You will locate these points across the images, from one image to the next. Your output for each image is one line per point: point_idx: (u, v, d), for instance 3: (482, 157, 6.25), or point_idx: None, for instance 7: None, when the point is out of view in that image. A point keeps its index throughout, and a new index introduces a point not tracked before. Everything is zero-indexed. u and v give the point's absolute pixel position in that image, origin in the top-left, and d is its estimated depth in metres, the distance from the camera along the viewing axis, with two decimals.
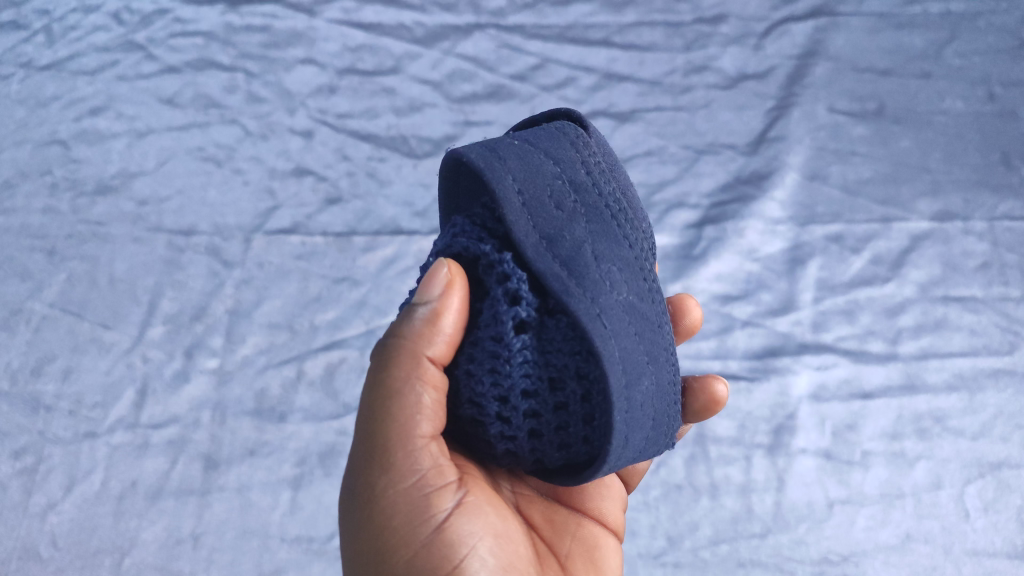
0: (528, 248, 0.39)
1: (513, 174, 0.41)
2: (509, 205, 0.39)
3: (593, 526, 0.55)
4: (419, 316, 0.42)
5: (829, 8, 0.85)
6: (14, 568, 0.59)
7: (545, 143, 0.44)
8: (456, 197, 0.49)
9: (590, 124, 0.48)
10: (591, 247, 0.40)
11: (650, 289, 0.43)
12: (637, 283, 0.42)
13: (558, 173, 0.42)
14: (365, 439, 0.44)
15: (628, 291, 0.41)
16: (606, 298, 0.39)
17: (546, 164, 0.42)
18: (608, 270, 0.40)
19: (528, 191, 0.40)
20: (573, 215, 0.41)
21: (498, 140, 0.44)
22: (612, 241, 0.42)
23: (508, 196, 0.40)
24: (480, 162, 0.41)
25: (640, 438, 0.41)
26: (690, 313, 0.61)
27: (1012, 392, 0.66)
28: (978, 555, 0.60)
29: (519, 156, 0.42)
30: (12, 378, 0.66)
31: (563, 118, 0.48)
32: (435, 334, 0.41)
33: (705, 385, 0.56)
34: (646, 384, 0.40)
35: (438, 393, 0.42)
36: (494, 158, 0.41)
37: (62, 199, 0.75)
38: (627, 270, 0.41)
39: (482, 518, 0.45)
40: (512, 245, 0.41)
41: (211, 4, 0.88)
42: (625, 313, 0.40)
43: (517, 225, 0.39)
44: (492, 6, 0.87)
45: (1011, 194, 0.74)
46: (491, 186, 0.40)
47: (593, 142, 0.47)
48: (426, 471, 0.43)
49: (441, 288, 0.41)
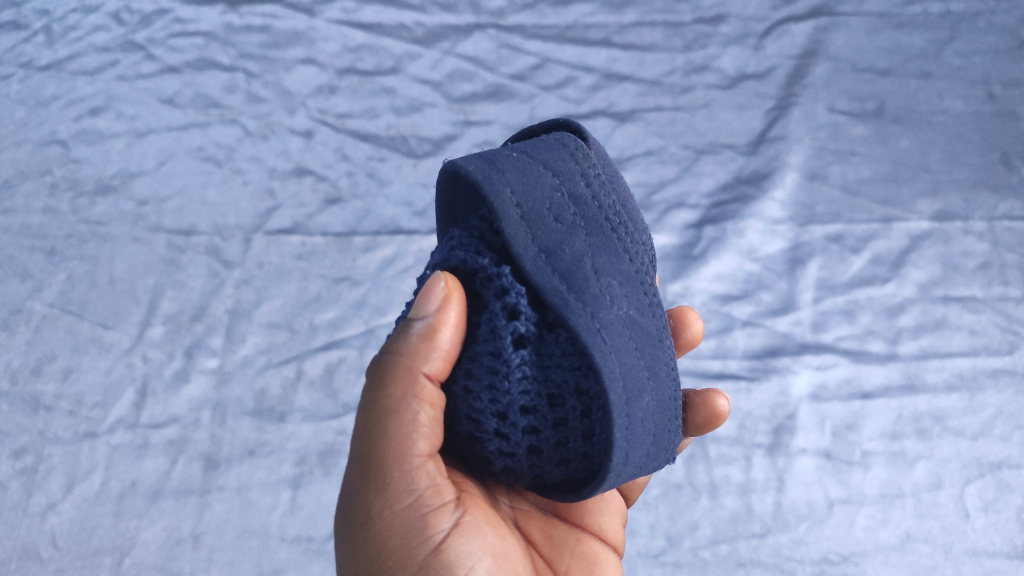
0: (528, 261, 0.39)
1: (512, 187, 0.40)
2: (507, 218, 0.39)
3: (593, 541, 0.55)
4: (415, 332, 0.41)
5: (829, 8, 0.86)
6: (13, 568, 0.58)
7: (544, 154, 0.43)
8: (453, 208, 0.49)
9: (589, 134, 0.48)
10: (591, 260, 0.40)
11: (651, 304, 0.43)
12: (637, 297, 0.42)
13: (557, 185, 0.42)
14: (360, 459, 0.44)
15: (628, 306, 0.41)
16: (606, 313, 0.39)
17: (545, 175, 0.42)
18: (608, 285, 0.40)
19: (527, 204, 0.40)
20: (572, 228, 0.41)
21: (496, 150, 0.43)
22: (611, 254, 0.42)
23: (507, 209, 0.40)
24: (478, 174, 0.40)
25: (641, 453, 0.41)
26: (691, 325, 0.61)
27: (1012, 392, 0.66)
28: (978, 555, 0.60)
29: (518, 168, 0.41)
30: (12, 378, 0.66)
31: (562, 129, 0.48)
32: (431, 350, 0.41)
33: (707, 400, 0.56)
34: (646, 400, 0.40)
35: (435, 410, 0.42)
36: (493, 170, 0.41)
37: (62, 199, 0.75)
38: (627, 284, 0.41)
39: (480, 537, 0.45)
40: (510, 259, 0.41)
41: (211, 4, 0.88)
42: (624, 328, 0.40)
43: (516, 239, 0.39)
44: (492, 6, 0.87)
45: (1011, 194, 0.74)
46: (489, 199, 0.40)
47: (593, 152, 0.46)
48: (423, 490, 0.43)
49: (438, 302, 0.41)
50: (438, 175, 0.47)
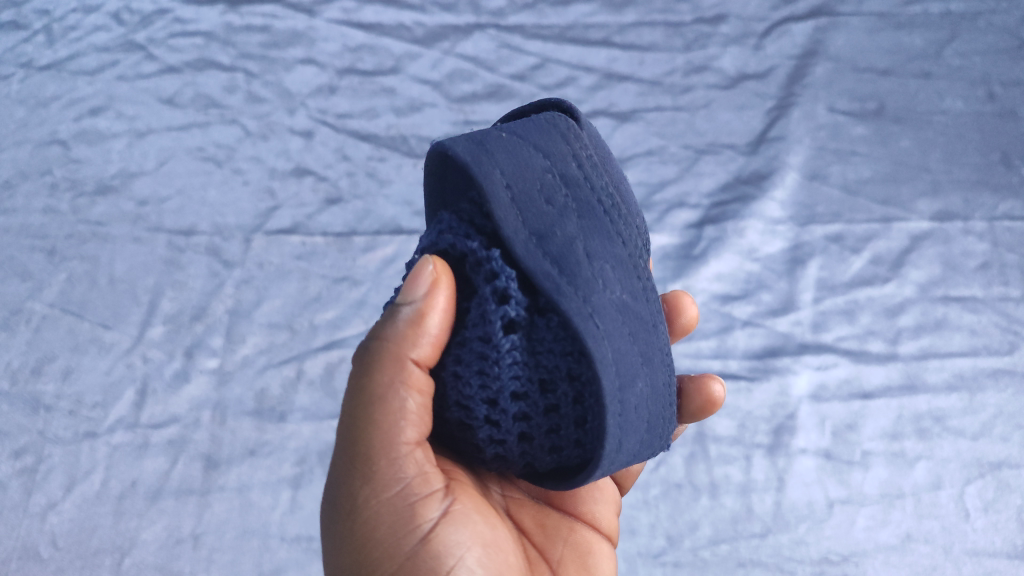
0: (518, 244, 0.39)
1: (501, 168, 0.40)
2: (497, 200, 0.39)
3: (587, 530, 0.55)
4: (403, 317, 0.42)
5: (829, 8, 0.86)
6: (14, 568, 0.59)
7: (534, 135, 0.43)
8: (443, 192, 0.49)
9: (582, 116, 0.48)
10: (582, 244, 0.40)
11: (644, 288, 0.43)
12: (630, 282, 0.42)
13: (548, 167, 0.42)
14: (347, 447, 0.44)
15: (620, 290, 0.41)
16: (599, 297, 0.39)
17: (535, 156, 0.42)
18: (600, 268, 0.40)
19: (517, 185, 0.40)
20: (564, 211, 0.41)
21: (485, 131, 0.43)
22: (604, 238, 0.41)
23: (496, 191, 0.40)
24: (466, 155, 0.40)
25: (634, 441, 0.41)
26: (686, 311, 0.61)
27: (1013, 392, 0.66)
28: (978, 555, 0.60)
29: (507, 149, 0.41)
30: (12, 378, 0.66)
31: (553, 110, 0.48)
32: (419, 336, 0.41)
33: (702, 386, 0.56)
34: (639, 386, 0.41)
35: (423, 396, 0.42)
36: (482, 151, 0.41)
37: (62, 199, 0.75)
38: (620, 268, 0.41)
39: (470, 527, 0.45)
40: (500, 242, 0.41)
41: (211, 4, 0.88)
42: (617, 313, 0.40)
43: (505, 222, 0.39)
44: (492, 6, 0.87)
45: (1011, 194, 0.74)
46: (478, 180, 0.40)
47: (585, 134, 0.46)
48: (411, 479, 0.43)
49: (425, 287, 0.41)
50: (427, 158, 0.47)
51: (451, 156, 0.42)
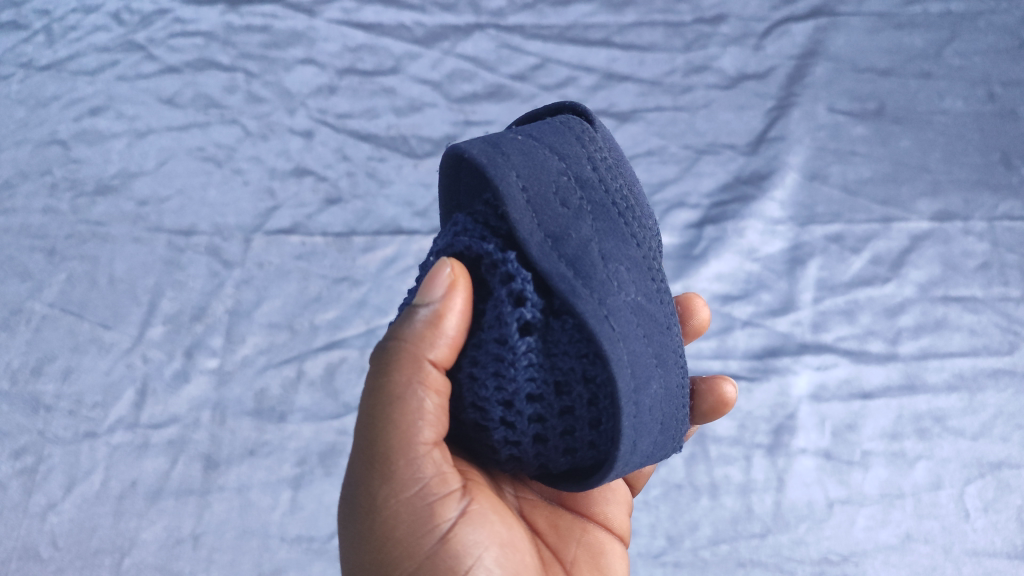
0: (533, 247, 0.39)
1: (518, 171, 0.40)
2: (513, 203, 0.39)
3: (599, 531, 0.55)
4: (421, 318, 0.41)
5: (830, 8, 0.85)
6: (14, 568, 0.58)
7: (549, 138, 0.43)
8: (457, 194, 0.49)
9: (595, 119, 0.48)
10: (597, 246, 0.40)
11: (658, 290, 0.43)
12: (644, 283, 0.42)
13: (563, 169, 0.42)
14: (364, 446, 0.43)
15: (635, 292, 0.41)
16: (614, 299, 0.39)
17: (551, 159, 0.42)
18: (616, 270, 0.40)
19: (532, 188, 0.40)
20: (579, 213, 0.41)
21: (500, 134, 0.43)
22: (619, 240, 0.41)
23: (512, 193, 0.39)
24: (482, 157, 0.40)
25: (649, 442, 0.41)
26: (697, 312, 0.61)
27: (1013, 391, 0.66)
28: (978, 555, 0.60)
29: (523, 151, 0.41)
30: (12, 378, 0.66)
31: (567, 112, 0.48)
32: (437, 337, 0.41)
33: (713, 386, 0.56)
34: (654, 388, 0.40)
35: (441, 397, 0.42)
36: (497, 153, 0.41)
37: (62, 199, 0.75)
38: (635, 270, 0.41)
39: (488, 527, 0.45)
40: (516, 245, 0.41)
41: (211, 4, 0.88)
42: (632, 314, 0.40)
43: (521, 224, 0.39)
44: (493, 6, 0.87)
45: (1010, 194, 0.74)
46: (494, 182, 0.39)
47: (599, 136, 0.46)
48: (429, 479, 0.43)
49: (443, 289, 0.40)
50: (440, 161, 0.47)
51: (466, 159, 0.42)
